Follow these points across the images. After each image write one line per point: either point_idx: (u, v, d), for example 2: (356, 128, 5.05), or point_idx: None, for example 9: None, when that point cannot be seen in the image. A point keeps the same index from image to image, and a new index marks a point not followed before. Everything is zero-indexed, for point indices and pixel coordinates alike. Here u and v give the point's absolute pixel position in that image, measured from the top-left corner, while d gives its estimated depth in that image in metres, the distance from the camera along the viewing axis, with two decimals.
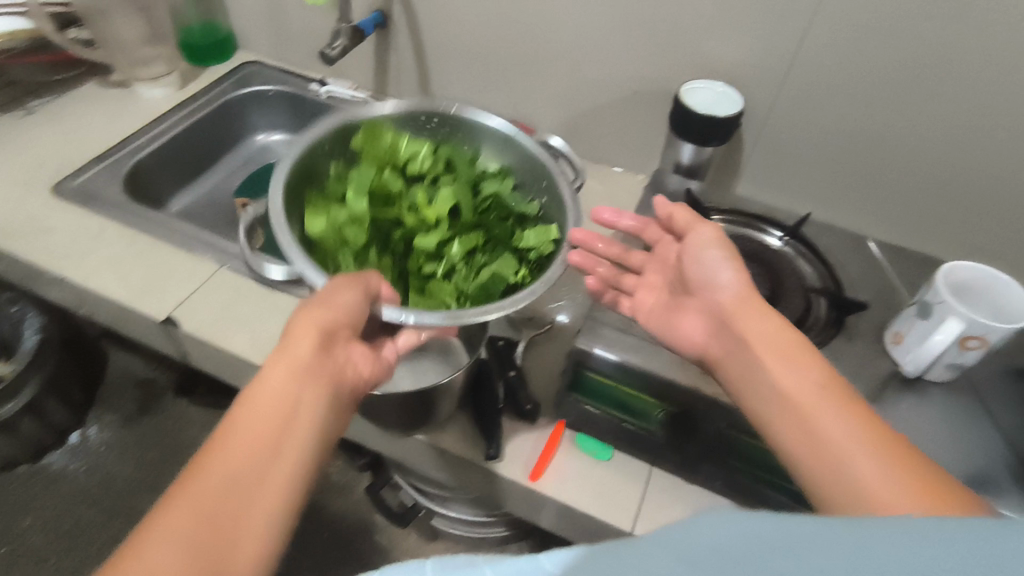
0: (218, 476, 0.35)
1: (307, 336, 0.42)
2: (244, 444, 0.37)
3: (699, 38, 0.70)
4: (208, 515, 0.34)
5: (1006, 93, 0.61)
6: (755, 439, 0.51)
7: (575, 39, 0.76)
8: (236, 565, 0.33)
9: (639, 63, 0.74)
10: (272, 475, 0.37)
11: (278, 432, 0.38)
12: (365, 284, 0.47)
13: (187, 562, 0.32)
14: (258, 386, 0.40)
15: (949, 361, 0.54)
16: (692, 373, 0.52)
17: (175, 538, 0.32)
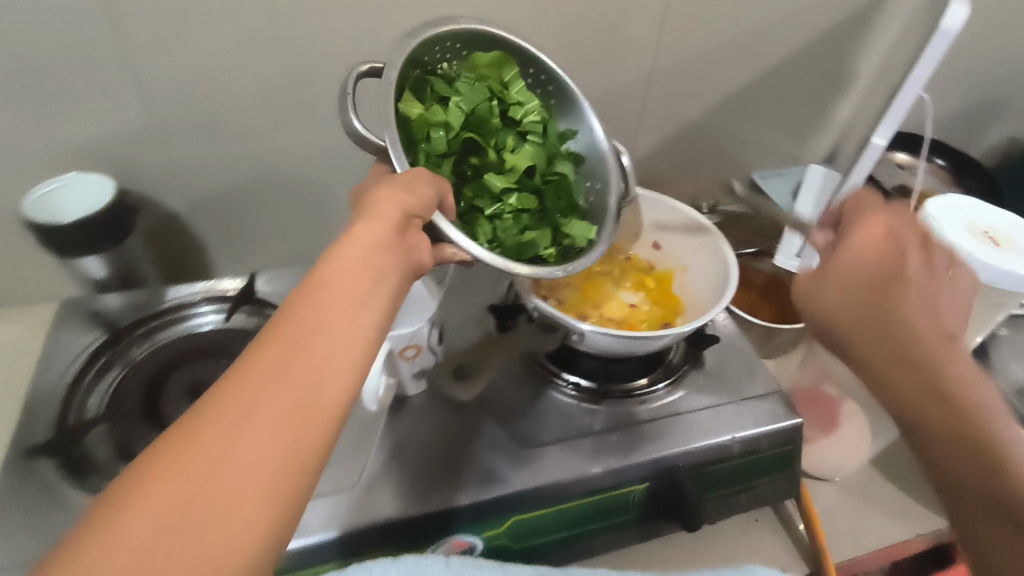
0: (307, 326, 0.36)
1: (392, 213, 0.43)
2: (324, 301, 0.37)
3: (323, 42, 0.66)
4: (294, 366, 0.34)
5: (618, 49, 0.79)
6: (531, 514, 0.54)
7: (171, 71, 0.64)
8: (325, 412, 0.34)
9: (281, 79, 0.68)
10: (360, 323, 0.38)
11: (356, 297, 0.38)
12: (420, 181, 0.45)
13: (290, 406, 0.33)
14: (349, 242, 0.40)
15: (650, 401, 0.61)
16: (449, 498, 0.52)
17: (270, 381, 0.34)
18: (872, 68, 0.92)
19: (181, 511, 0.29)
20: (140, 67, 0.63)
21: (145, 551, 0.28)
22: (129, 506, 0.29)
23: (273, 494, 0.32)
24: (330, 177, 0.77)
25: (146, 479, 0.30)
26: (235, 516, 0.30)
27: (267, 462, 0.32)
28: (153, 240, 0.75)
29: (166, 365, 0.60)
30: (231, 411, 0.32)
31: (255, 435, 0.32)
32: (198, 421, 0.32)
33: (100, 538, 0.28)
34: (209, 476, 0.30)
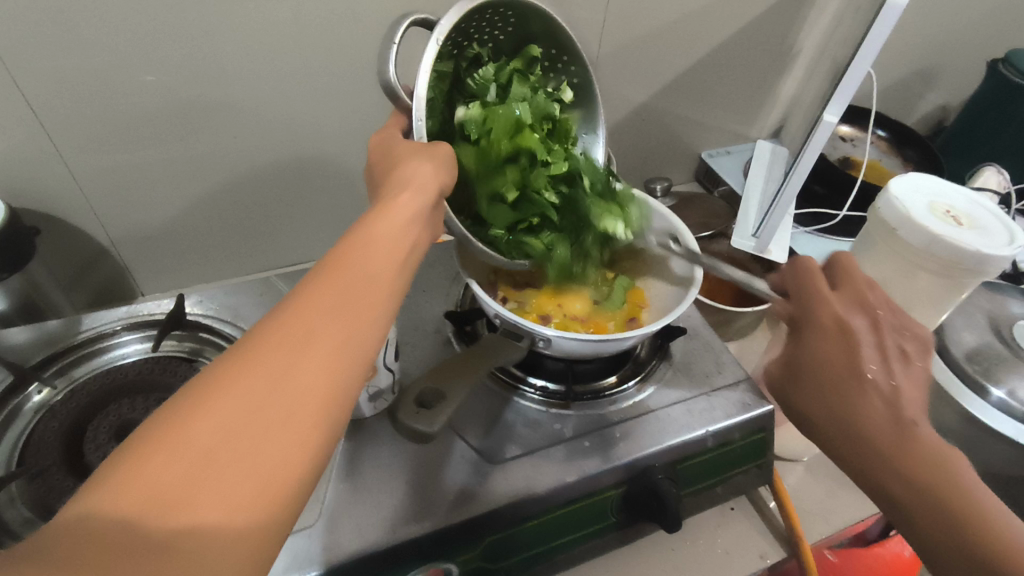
0: (350, 273, 0.36)
1: (426, 186, 0.44)
2: (364, 257, 0.37)
3: (246, 31, 0.60)
4: (337, 304, 0.35)
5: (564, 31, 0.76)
6: (507, 532, 0.51)
7: (69, 69, 0.56)
8: (361, 352, 0.34)
9: (201, 74, 0.61)
10: (392, 276, 0.38)
11: (392, 258, 0.39)
12: (444, 158, 0.46)
13: (332, 340, 0.33)
14: (387, 206, 0.41)
15: (621, 402, 0.59)
16: (419, 525, 0.49)
17: (316, 315, 0.34)
18: (813, 42, 0.92)
19: (229, 438, 0.29)
20: (25, 71, 0.55)
21: (192, 471, 0.27)
22: (173, 428, 0.28)
23: (312, 432, 0.31)
24: (265, 178, 0.72)
25: (192, 404, 0.29)
26: (281, 447, 0.30)
27: (309, 400, 0.31)
28: (63, 262, 0.67)
29: (88, 405, 0.54)
30: (277, 349, 0.32)
31: (303, 373, 0.32)
32: (243, 354, 0.31)
33: (147, 453, 0.27)
34: (255, 408, 0.30)
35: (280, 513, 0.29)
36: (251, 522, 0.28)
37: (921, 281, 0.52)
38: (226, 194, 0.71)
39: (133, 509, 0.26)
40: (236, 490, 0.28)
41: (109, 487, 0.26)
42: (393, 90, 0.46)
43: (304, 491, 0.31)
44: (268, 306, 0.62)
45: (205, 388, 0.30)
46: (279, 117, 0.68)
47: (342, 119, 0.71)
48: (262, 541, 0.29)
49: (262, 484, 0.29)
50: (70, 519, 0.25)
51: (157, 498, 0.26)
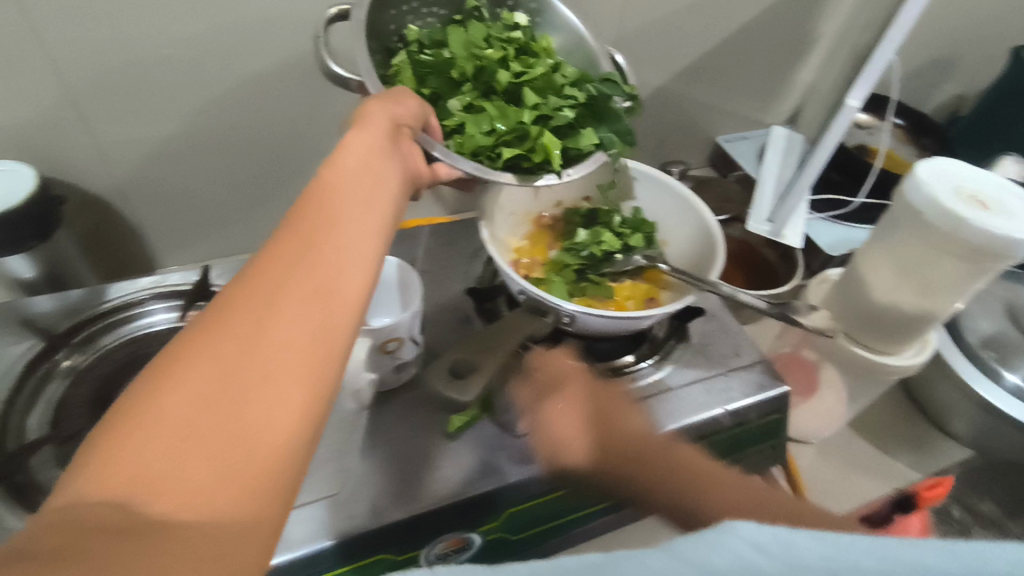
0: (322, 220, 0.33)
1: (382, 128, 0.41)
2: (335, 200, 0.35)
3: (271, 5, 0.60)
4: (310, 251, 0.32)
5: (587, 12, 0.76)
6: (529, 503, 0.52)
7: (97, 39, 0.56)
8: (344, 299, 0.31)
9: (228, 46, 0.61)
10: (367, 218, 0.35)
11: (365, 199, 0.36)
12: (406, 102, 0.45)
13: (310, 289, 0.30)
14: (345, 149, 0.39)
15: (637, 380, 0.60)
16: (443, 494, 0.50)
17: (290, 265, 0.31)
18: (833, 28, 0.92)
19: (208, 403, 0.26)
20: (52, 38, 0.55)
21: (173, 445, 0.24)
22: (153, 398, 0.25)
23: (302, 383, 0.28)
24: (289, 153, 0.72)
25: (162, 374, 0.26)
26: (270, 405, 0.27)
27: (295, 351, 0.29)
28: (88, 233, 0.68)
29: (116, 373, 0.54)
30: (248, 304, 0.29)
31: (282, 322, 0.29)
32: (212, 316, 0.29)
33: (122, 431, 0.24)
34: (235, 364, 0.27)
35: (281, 473, 0.27)
36: (252, 490, 0.25)
37: (942, 264, 0.53)
38: (250, 168, 0.71)
39: (114, 494, 0.23)
40: (225, 458, 0.25)
41: (80, 476, 0.23)
42: (343, 80, 0.47)
43: (305, 448, 0.28)
44: None
45: (176, 355, 0.27)
46: (301, 91, 0.68)
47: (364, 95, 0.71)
48: (267, 505, 0.26)
49: (255, 445, 0.26)
50: (49, 515, 0.22)
51: (138, 478, 0.23)
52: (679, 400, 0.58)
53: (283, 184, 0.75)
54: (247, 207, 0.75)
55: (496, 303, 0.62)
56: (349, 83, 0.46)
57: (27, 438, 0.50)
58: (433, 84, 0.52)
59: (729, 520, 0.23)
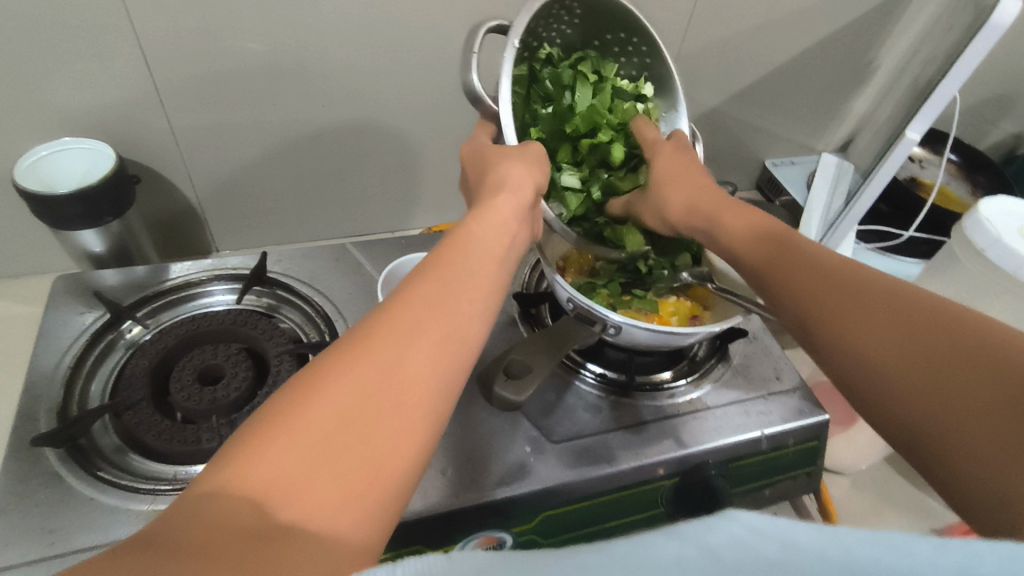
0: (450, 277, 0.37)
1: (524, 186, 0.45)
2: (466, 256, 0.39)
3: (346, 9, 0.63)
4: (439, 303, 0.35)
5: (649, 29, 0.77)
6: (564, 507, 0.53)
7: (180, 32, 0.59)
8: (460, 352, 0.35)
9: (300, 45, 0.64)
10: (486, 280, 0.38)
11: (494, 260, 0.40)
12: (537, 159, 0.48)
13: (436, 337, 0.34)
14: (481, 216, 0.42)
15: (676, 395, 0.60)
16: (482, 492, 0.51)
17: (420, 313, 0.34)
18: (893, 59, 0.92)
19: (337, 427, 0.29)
20: (141, 24, 0.58)
21: (305, 462, 0.28)
22: (294, 413, 0.29)
23: (418, 425, 0.31)
24: (349, 151, 0.75)
25: (305, 395, 0.30)
26: (388, 438, 0.30)
27: (415, 394, 0.32)
28: (150, 207, 0.71)
29: (174, 349, 0.57)
30: (385, 344, 0.32)
31: (408, 366, 0.32)
32: (351, 348, 0.32)
33: (265, 440, 0.28)
34: (364, 396, 0.30)
35: (387, 504, 0.29)
36: (363, 517, 0.28)
37: (998, 302, 0.53)
38: (310, 160, 0.74)
39: (250, 496, 0.26)
40: (346, 481, 0.28)
41: (225, 471, 0.27)
42: (479, 99, 0.48)
43: (409, 484, 0.31)
44: (344, 269, 0.64)
45: (317, 378, 0.30)
46: (367, 91, 0.70)
47: (425, 98, 0.73)
48: (374, 532, 0.28)
49: (370, 478, 0.29)
50: (195, 499, 0.26)
51: (273, 484, 0.27)
52: (718, 419, 0.58)
53: (340, 178, 0.77)
54: (303, 198, 0.77)
55: (541, 314, 0.63)
56: (485, 105, 0.48)
57: (89, 405, 0.52)
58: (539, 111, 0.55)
59: (730, 512, 0.24)
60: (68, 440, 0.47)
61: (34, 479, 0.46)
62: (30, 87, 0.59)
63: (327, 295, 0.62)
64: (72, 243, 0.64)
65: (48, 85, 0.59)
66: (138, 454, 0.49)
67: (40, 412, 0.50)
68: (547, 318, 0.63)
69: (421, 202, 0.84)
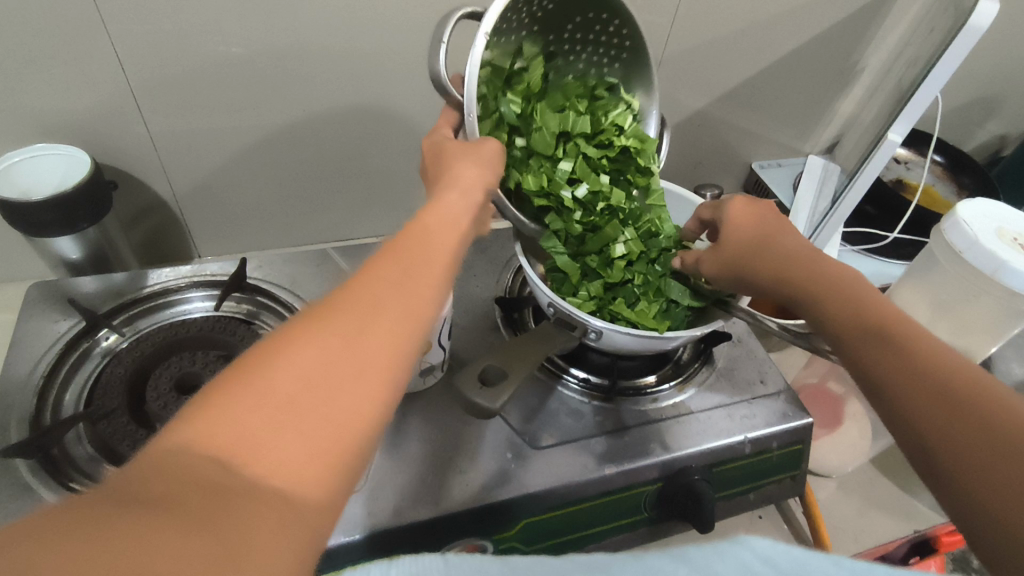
0: (411, 255, 0.38)
1: (474, 185, 0.45)
2: (428, 238, 0.40)
3: (325, 13, 0.62)
4: (401, 277, 0.37)
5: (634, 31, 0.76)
6: (546, 514, 0.52)
7: (157, 36, 0.59)
8: (421, 321, 0.36)
9: (279, 49, 0.63)
10: (444, 259, 0.39)
11: (452, 245, 0.41)
12: (489, 157, 0.47)
13: (396, 308, 0.35)
14: (432, 209, 0.42)
15: (661, 399, 0.60)
16: (462, 499, 0.50)
17: (381, 287, 0.36)
18: (878, 61, 0.92)
19: (300, 390, 0.31)
20: (118, 27, 0.57)
21: (268, 420, 0.29)
22: (254, 377, 0.30)
23: (378, 391, 0.33)
24: (333, 155, 0.74)
25: (265, 361, 0.31)
26: (349, 402, 0.32)
27: (376, 361, 0.33)
28: (128, 213, 0.71)
29: (151, 356, 0.56)
30: (348, 314, 0.34)
31: (370, 334, 0.34)
32: (315, 316, 0.34)
33: (231, 397, 0.29)
34: (324, 362, 0.32)
35: (347, 465, 0.31)
36: (321, 476, 0.30)
37: (978, 303, 0.53)
38: (293, 165, 0.73)
39: (213, 450, 0.28)
40: (308, 440, 0.30)
41: (185, 430, 0.28)
42: (443, 86, 0.47)
43: (369, 447, 0.32)
44: (326, 274, 0.64)
45: (278, 347, 0.32)
46: (348, 95, 0.69)
47: (409, 101, 0.72)
48: (330, 491, 0.30)
49: (328, 440, 0.30)
50: (156, 455, 0.27)
51: (233, 440, 0.28)
52: (702, 423, 0.58)
53: (325, 183, 0.77)
54: (287, 202, 0.77)
55: (525, 318, 0.63)
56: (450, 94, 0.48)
57: (63, 414, 0.51)
58: (516, 103, 0.52)
59: (742, 537, 0.31)
60: (39, 451, 0.47)
61: (6, 490, 0.45)
62: (6, 91, 0.58)
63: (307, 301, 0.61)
64: (48, 250, 0.63)
65: (24, 89, 0.59)
66: (111, 464, 0.49)
67: (11, 422, 0.49)
68: (530, 323, 0.63)
69: (405, 207, 0.83)
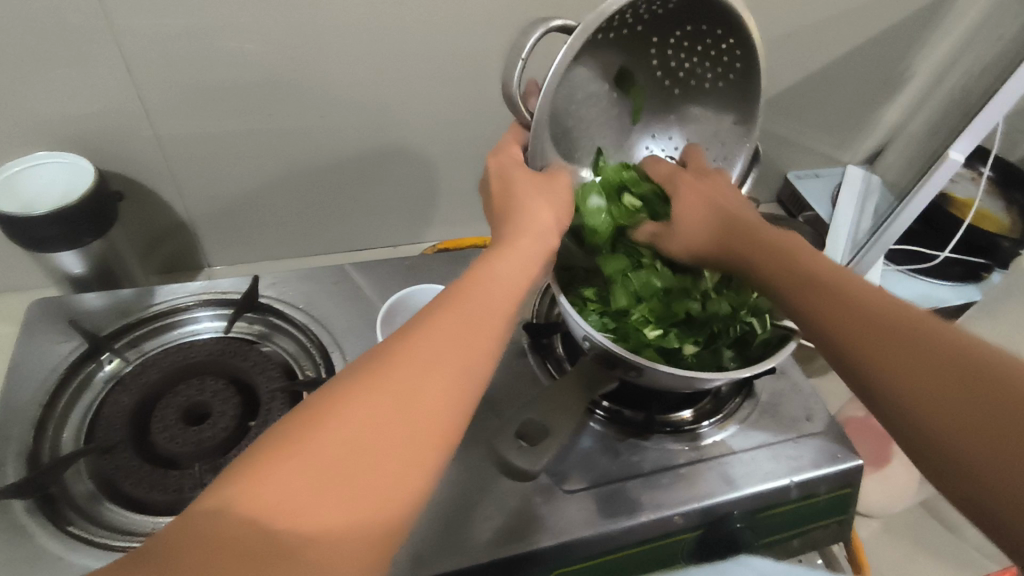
0: (478, 297, 0.34)
1: (548, 233, 0.41)
2: (498, 281, 0.36)
3: (340, 12, 0.58)
4: (464, 321, 0.33)
5: None
6: (578, 563, 0.48)
7: (163, 38, 0.55)
8: (480, 370, 0.32)
9: (293, 52, 0.59)
10: (506, 300, 0.35)
11: (518, 291, 0.37)
12: (560, 192, 0.44)
13: (454, 356, 0.31)
14: (505, 247, 0.39)
15: (703, 437, 0.56)
16: (488, 549, 0.47)
17: (442, 334, 0.32)
18: (929, 68, 0.86)
19: (348, 457, 0.27)
20: (126, 26, 0.54)
21: (310, 493, 0.26)
22: (300, 442, 0.27)
23: (429, 463, 0.29)
24: (350, 164, 0.70)
25: (315, 420, 0.28)
26: (397, 472, 0.28)
27: (429, 427, 0.29)
28: (135, 221, 0.68)
29: (158, 383, 0.52)
30: (405, 372, 0.30)
31: (427, 397, 0.29)
32: (371, 372, 0.30)
33: (274, 461, 0.26)
34: (376, 422, 0.28)
35: (387, 545, 0.27)
36: (363, 549, 0.26)
37: None
38: (307, 172, 0.70)
39: (254, 516, 0.25)
40: (348, 516, 0.26)
41: (222, 497, 0.25)
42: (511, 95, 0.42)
43: (413, 521, 0.28)
44: (342, 294, 0.59)
45: (331, 404, 0.28)
46: (368, 101, 0.65)
47: (433, 108, 0.68)
48: (369, 561, 0.26)
49: (373, 511, 0.27)
50: (186, 524, 0.25)
51: (273, 510, 0.25)
52: (746, 465, 0.54)
53: (342, 193, 0.73)
54: (301, 212, 0.73)
55: (556, 346, 0.59)
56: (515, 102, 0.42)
57: (63, 449, 0.48)
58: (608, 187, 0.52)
59: (744, 557, 0.32)
60: (37, 490, 0.43)
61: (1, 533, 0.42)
62: (4, 93, 0.55)
63: (323, 322, 0.57)
64: (51, 264, 0.60)
65: (25, 92, 0.55)
66: (114, 503, 0.45)
67: (8, 457, 0.46)
68: (559, 351, 0.59)
69: (425, 217, 0.79)
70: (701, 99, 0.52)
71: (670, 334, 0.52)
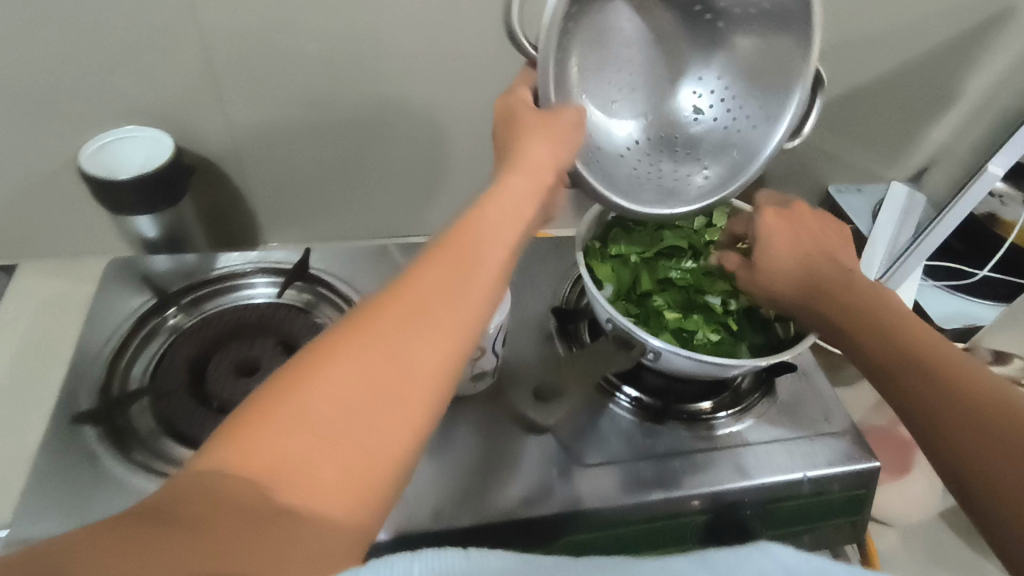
0: (463, 260, 0.35)
1: (540, 171, 0.41)
2: (488, 234, 0.37)
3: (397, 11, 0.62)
4: (450, 284, 0.34)
5: None
6: (587, 534, 0.51)
7: (238, 31, 0.61)
8: (463, 332, 0.34)
9: (351, 47, 0.64)
10: (493, 258, 0.36)
11: (508, 244, 0.38)
12: (566, 131, 0.42)
13: (439, 323, 0.33)
14: (494, 192, 0.39)
15: (721, 428, 0.57)
16: (503, 513, 0.49)
17: (427, 299, 0.33)
18: (981, 86, 0.85)
19: (339, 413, 0.30)
20: (207, 17, 0.60)
21: (304, 450, 0.28)
22: (290, 400, 0.29)
23: (415, 419, 0.31)
24: (398, 154, 0.75)
25: (302, 379, 0.30)
26: (386, 430, 0.30)
27: (412, 389, 0.31)
28: (204, 196, 0.74)
29: (214, 337, 0.58)
30: (386, 333, 0.32)
31: (411, 360, 0.32)
32: (349, 333, 0.32)
33: (267, 423, 0.29)
34: (363, 383, 0.30)
35: (380, 494, 0.30)
36: (355, 501, 0.29)
37: None
38: (359, 160, 0.75)
39: (253, 475, 0.27)
40: (341, 468, 0.29)
41: (222, 456, 0.28)
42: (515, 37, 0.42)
43: (402, 473, 0.31)
44: (383, 270, 0.64)
45: (317, 364, 0.30)
46: (418, 95, 0.70)
47: (481, 105, 0.72)
48: (361, 512, 0.29)
49: (365, 465, 0.29)
50: (188, 481, 0.28)
51: (272, 466, 0.28)
52: (760, 458, 0.55)
53: (389, 182, 0.77)
54: (351, 198, 0.78)
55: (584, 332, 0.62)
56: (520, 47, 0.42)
57: (130, 386, 0.54)
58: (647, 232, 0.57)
59: (767, 546, 0.32)
60: (106, 421, 0.49)
61: (73, 454, 0.48)
62: (102, 73, 0.62)
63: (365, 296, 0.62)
64: (129, 228, 0.66)
65: (119, 72, 0.62)
66: (170, 439, 0.50)
67: (83, 390, 0.52)
68: (585, 336, 0.61)
69: None
70: (750, 24, 0.45)
71: (691, 319, 0.54)
